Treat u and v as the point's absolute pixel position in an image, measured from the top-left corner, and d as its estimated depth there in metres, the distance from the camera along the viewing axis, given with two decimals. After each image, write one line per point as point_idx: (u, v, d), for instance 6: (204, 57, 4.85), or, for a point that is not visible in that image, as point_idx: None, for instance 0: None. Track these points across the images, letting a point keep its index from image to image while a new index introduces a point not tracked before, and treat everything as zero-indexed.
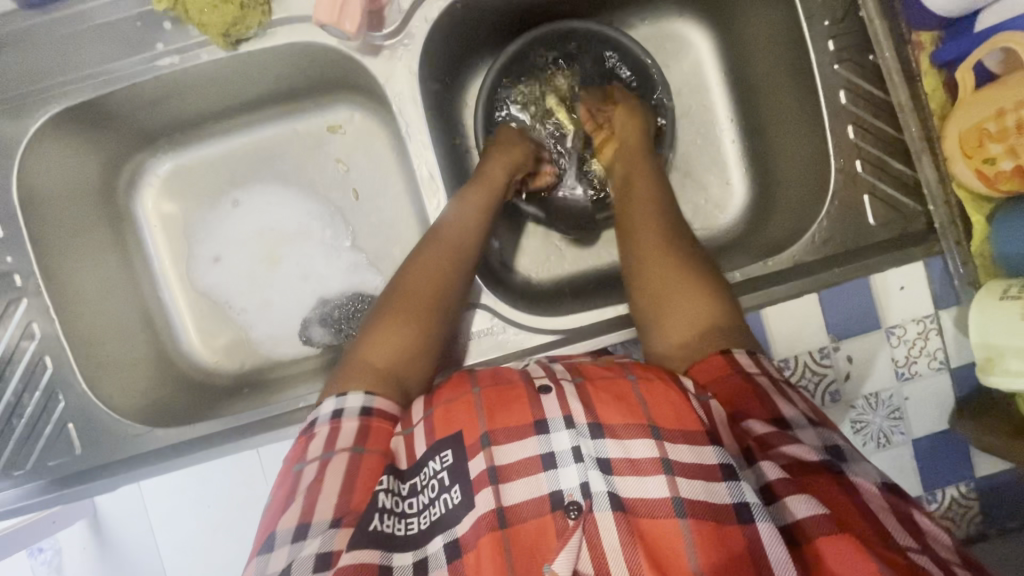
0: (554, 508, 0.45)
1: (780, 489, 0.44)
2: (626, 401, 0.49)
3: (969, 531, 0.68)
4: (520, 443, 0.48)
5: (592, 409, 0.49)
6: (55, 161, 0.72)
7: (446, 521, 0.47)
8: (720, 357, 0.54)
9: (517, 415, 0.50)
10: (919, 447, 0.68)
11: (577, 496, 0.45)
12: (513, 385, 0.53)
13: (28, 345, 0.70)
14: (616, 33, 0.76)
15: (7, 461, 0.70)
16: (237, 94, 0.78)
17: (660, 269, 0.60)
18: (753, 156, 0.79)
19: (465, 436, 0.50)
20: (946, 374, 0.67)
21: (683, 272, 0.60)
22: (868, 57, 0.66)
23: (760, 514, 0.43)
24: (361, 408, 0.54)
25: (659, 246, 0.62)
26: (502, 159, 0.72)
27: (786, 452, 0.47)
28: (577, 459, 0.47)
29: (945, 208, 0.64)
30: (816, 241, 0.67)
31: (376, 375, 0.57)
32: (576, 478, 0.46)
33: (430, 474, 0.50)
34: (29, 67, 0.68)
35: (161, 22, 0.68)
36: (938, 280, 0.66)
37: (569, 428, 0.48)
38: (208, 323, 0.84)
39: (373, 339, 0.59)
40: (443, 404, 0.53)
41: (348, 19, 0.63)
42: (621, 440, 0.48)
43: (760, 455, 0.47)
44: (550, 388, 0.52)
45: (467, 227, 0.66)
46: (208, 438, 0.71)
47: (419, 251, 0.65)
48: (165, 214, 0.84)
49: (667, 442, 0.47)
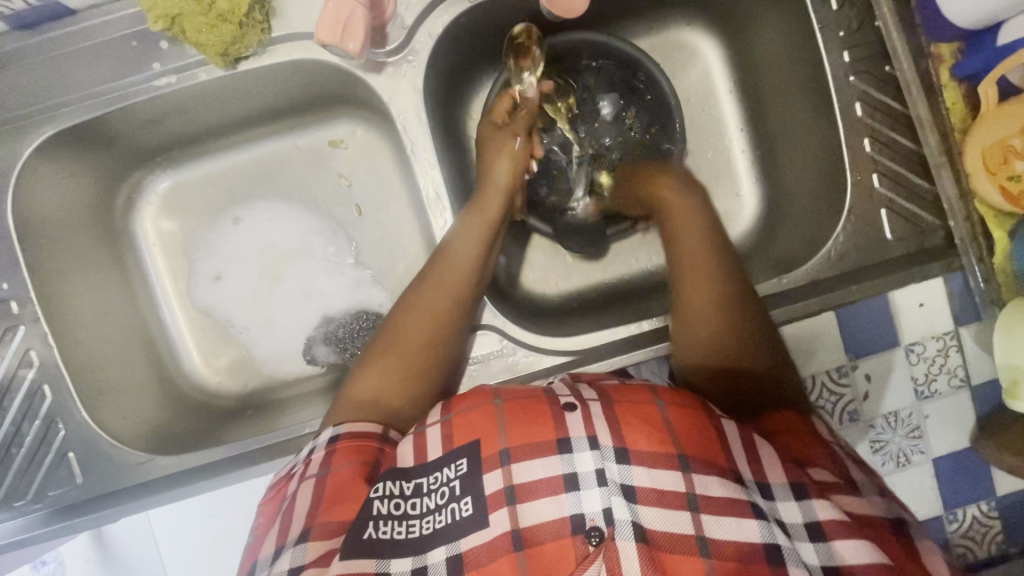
0: (575, 532, 0.44)
1: (834, 530, 0.43)
2: (653, 427, 0.48)
3: (990, 552, 0.67)
4: (536, 462, 0.47)
5: (617, 429, 0.48)
6: (51, 184, 0.70)
7: (451, 532, 0.46)
8: (798, 417, 0.54)
9: (538, 433, 0.48)
10: (940, 466, 0.66)
11: (599, 522, 0.44)
12: (537, 399, 0.51)
13: (26, 373, 0.69)
14: (639, 51, 0.74)
15: (6, 492, 0.68)
16: (236, 111, 0.76)
17: (702, 319, 0.58)
18: (763, 167, 0.78)
19: (481, 446, 0.49)
20: (967, 392, 0.66)
21: (724, 322, 0.57)
22: (885, 68, 0.64)
23: (792, 559, 0.42)
24: (330, 438, 0.55)
25: (705, 293, 0.59)
26: (496, 183, 0.69)
27: (845, 502, 0.46)
28: (602, 483, 0.45)
29: (966, 224, 0.62)
30: (832, 257, 0.65)
31: (364, 408, 0.58)
32: (599, 503, 0.44)
33: (441, 480, 0.49)
34: (22, 88, 0.66)
35: (158, 41, 0.66)
36: (958, 297, 0.65)
37: (592, 449, 0.47)
38: (210, 343, 0.83)
39: (365, 370, 0.61)
40: (464, 412, 0.52)
41: (351, 38, 0.60)
42: (647, 469, 0.46)
43: (817, 493, 0.46)
44: (575, 405, 0.50)
45: (468, 248, 0.65)
46: (213, 465, 0.70)
47: (423, 285, 0.64)
48: (164, 232, 0.82)
49: (696, 474, 0.46)
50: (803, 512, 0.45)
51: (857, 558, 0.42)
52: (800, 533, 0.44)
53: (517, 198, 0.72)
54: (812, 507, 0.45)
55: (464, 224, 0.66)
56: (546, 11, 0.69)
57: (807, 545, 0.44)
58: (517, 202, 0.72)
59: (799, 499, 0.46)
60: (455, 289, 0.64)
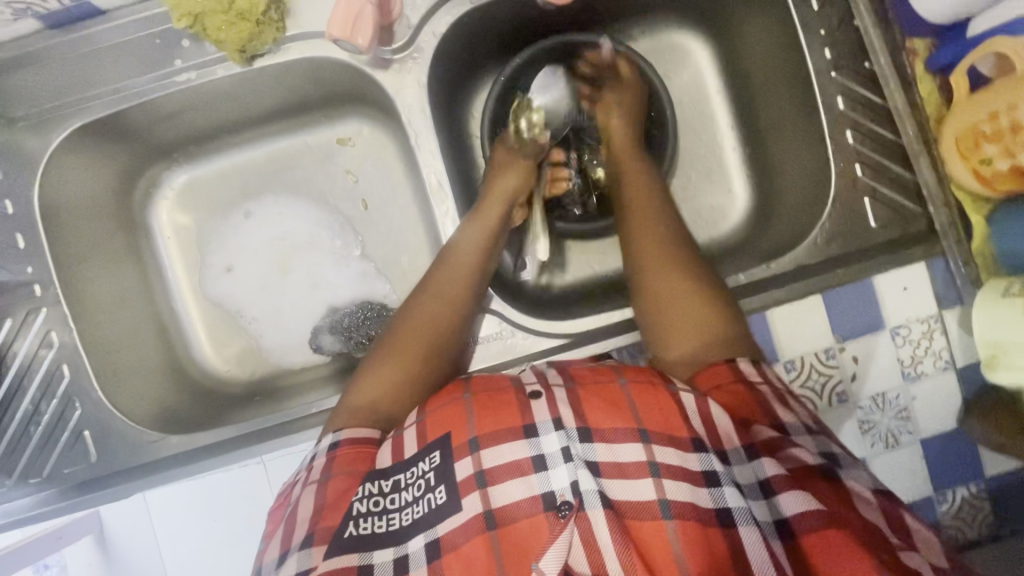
0: (546, 508, 0.46)
1: (780, 484, 0.46)
2: (617, 406, 0.51)
3: (980, 532, 0.68)
4: (505, 446, 0.50)
5: (581, 412, 0.51)
6: (76, 175, 0.74)
7: (429, 520, 0.48)
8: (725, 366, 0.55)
9: (506, 419, 0.51)
10: (928, 447, 0.68)
11: (568, 495, 0.46)
12: (505, 390, 0.54)
13: (46, 353, 0.72)
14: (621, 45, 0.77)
15: (24, 468, 0.72)
16: (250, 108, 0.80)
17: (646, 264, 0.63)
18: (754, 161, 0.80)
19: (452, 438, 0.51)
20: (952, 373, 0.68)
21: (669, 282, 0.61)
22: (865, 64, 0.68)
23: (743, 518, 0.45)
24: (331, 443, 0.56)
25: (658, 249, 0.64)
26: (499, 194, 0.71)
27: (794, 456, 0.48)
28: (567, 459, 0.48)
29: (945, 209, 0.65)
30: (819, 243, 0.68)
31: (366, 409, 0.59)
32: (567, 478, 0.47)
33: (418, 473, 0.51)
34: (54, 84, 0.70)
35: (180, 39, 0.70)
36: (941, 279, 0.67)
37: (557, 431, 0.49)
38: (221, 332, 0.86)
39: (368, 374, 0.62)
40: (437, 408, 0.54)
41: (361, 34, 0.64)
42: (610, 444, 0.49)
43: (765, 453, 0.49)
44: (540, 393, 0.53)
45: (466, 254, 0.67)
46: (222, 444, 0.73)
47: (425, 287, 0.67)
48: (179, 225, 0.86)
49: (655, 445, 0.48)
50: (755, 471, 0.48)
51: (796, 509, 0.45)
52: (756, 492, 0.47)
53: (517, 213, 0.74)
54: (762, 465, 0.48)
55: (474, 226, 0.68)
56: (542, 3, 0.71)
57: (762, 502, 0.46)
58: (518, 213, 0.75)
59: (750, 459, 0.49)
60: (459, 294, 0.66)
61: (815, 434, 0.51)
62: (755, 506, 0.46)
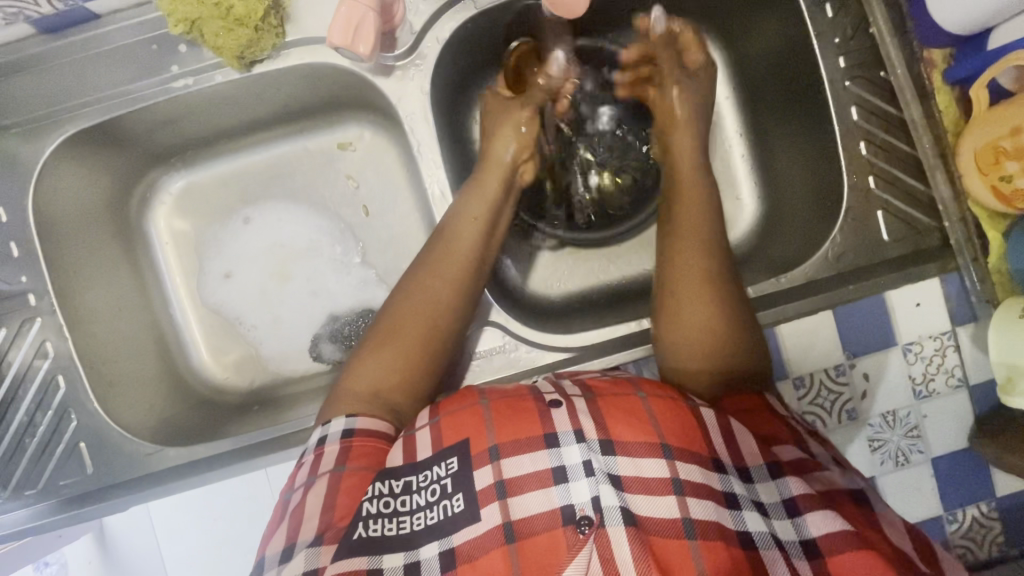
0: (566, 522, 0.44)
1: (806, 502, 0.47)
2: (638, 418, 0.49)
3: (990, 553, 0.67)
4: (526, 455, 0.48)
5: (603, 423, 0.49)
6: (71, 182, 0.73)
7: (444, 527, 0.47)
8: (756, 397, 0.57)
9: (526, 428, 0.49)
10: (939, 466, 0.67)
11: (588, 511, 0.44)
12: (523, 397, 0.53)
13: (41, 364, 0.71)
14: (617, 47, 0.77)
15: (19, 481, 0.71)
16: (249, 113, 0.79)
17: (682, 290, 0.59)
18: (763, 170, 0.79)
19: (471, 445, 0.50)
20: (965, 391, 0.66)
21: (685, 287, 0.59)
22: (879, 74, 0.66)
23: (764, 542, 0.45)
24: (343, 431, 0.54)
25: (697, 272, 0.60)
26: (495, 171, 0.69)
27: (819, 480, 0.50)
28: (589, 473, 0.46)
29: (961, 224, 0.64)
30: (830, 257, 0.67)
31: (363, 399, 0.57)
32: (588, 493, 0.45)
33: (432, 477, 0.50)
34: (47, 90, 0.69)
35: (177, 45, 0.69)
36: (955, 297, 0.66)
37: (579, 443, 0.48)
38: (219, 340, 0.84)
39: (362, 362, 0.60)
40: (452, 412, 0.53)
41: (362, 42, 0.63)
42: (633, 458, 0.47)
43: (791, 472, 0.50)
44: (560, 402, 0.51)
45: (466, 232, 0.65)
46: (220, 456, 0.72)
47: (423, 268, 0.64)
48: (177, 231, 0.85)
49: (678, 462, 0.47)
50: (780, 490, 0.48)
51: (823, 529, 0.45)
52: (779, 510, 0.47)
53: (516, 183, 0.71)
54: (787, 484, 0.48)
55: (469, 207, 0.66)
56: (549, 12, 0.69)
57: (786, 521, 0.46)
58: (523, 172, 0.72)
59: (775, 478, 0.49)
60: (458, 277, 0.64)
61: (841, 468, 0.53)
62: (779, 526, 0.46)
